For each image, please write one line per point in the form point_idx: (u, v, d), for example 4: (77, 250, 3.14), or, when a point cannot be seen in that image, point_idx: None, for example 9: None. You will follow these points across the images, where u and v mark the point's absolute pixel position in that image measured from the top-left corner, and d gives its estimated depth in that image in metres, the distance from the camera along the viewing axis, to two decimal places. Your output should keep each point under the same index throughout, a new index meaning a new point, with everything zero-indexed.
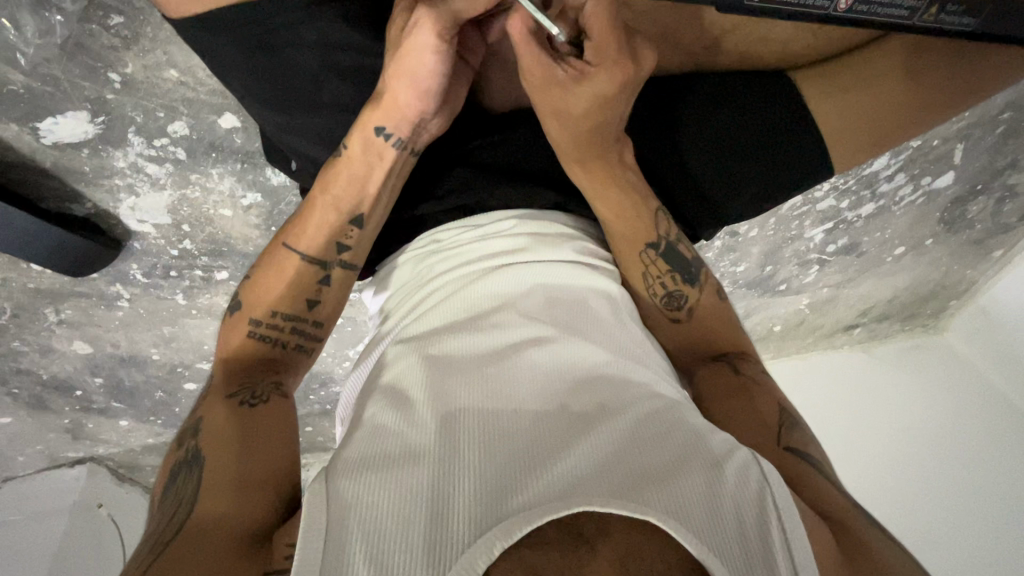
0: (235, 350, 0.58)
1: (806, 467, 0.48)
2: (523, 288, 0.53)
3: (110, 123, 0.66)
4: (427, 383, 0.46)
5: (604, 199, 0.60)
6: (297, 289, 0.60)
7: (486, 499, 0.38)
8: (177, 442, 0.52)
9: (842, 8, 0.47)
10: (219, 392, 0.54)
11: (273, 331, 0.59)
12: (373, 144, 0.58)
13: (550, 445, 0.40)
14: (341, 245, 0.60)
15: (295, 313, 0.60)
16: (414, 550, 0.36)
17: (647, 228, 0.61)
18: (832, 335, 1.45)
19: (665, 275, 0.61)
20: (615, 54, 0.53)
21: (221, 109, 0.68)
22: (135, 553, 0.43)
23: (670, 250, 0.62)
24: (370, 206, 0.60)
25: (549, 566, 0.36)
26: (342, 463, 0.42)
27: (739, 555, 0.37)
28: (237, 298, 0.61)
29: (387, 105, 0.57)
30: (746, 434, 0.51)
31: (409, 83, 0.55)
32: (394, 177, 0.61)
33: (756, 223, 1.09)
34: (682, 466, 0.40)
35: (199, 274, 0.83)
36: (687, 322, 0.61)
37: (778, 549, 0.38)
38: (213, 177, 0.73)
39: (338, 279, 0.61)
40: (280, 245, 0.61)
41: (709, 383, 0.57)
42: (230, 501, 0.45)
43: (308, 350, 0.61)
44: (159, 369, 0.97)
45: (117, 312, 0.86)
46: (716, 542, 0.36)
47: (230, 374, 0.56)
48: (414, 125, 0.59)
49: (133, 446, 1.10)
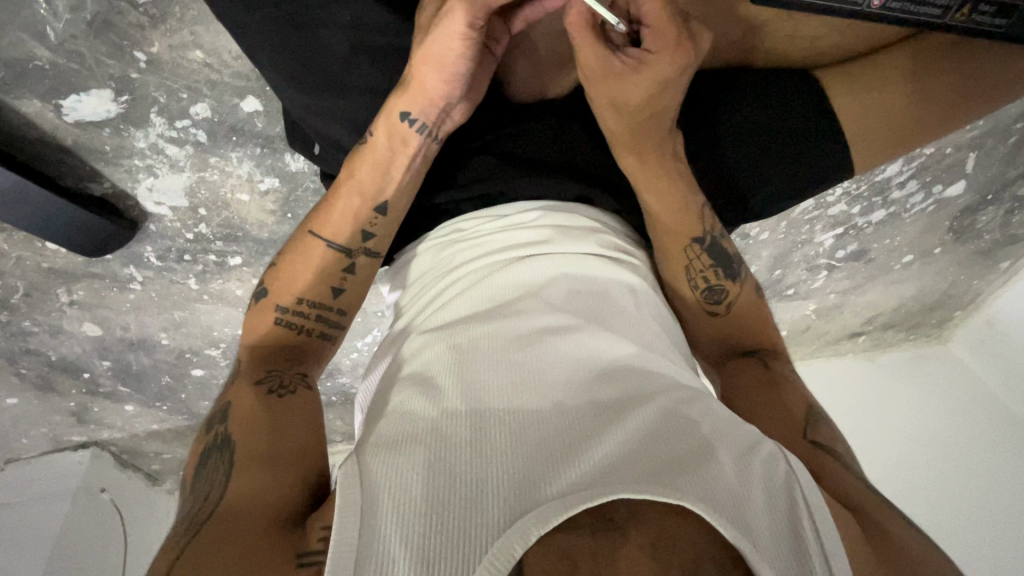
0: (262, 337, 0.58)
1: (831, 459, 0.49)
2: (550, 278, 0.53)
3: (133, 102, 0.66)
4: (455, 370, 0.46)
5: (656, 191, 0.60)
6: (321, 277, 0.60)
7: (519, 484, 0.38)
8: (205, 428, 0.52)
9: (876, 5, 0.50)
10: (247, 378, 0.55)
11: (298, 318, 0.60)
12: (399, 130, 0.58)
13: (581, 433, 0.41)
14: (366, 235, 0.61)
15: (319, 301, 0.60)
16: (448, 533, 0.36)
17: (693, 222, 0.61)
18: (837, 343, 1.45)
19: (708, 271, 0.62)
20: (672, 41, 0.54)
21: (244, 92, 0.68)
22: (169, 534, 0.43)
23: (713, 246, 0.63)
24: (392, 194, 0.60)
25: (583, 550, 0.36)
26: (372, 448, 0.42)
27: (772, 544, 0.37)
28: (263, 285, 0.61)
29: (413, 89, 0.58)
30: (775, 427, 0.52)
31: (437, 69, 0.56)
32: (417, 165, 0.61)
33: (768, 226, 1.10)
34: (712, 455, 0.40)
35: (213, 259, 0.83)
36: (724, 315, 0.63)
37: (809, 537, 0.37)
38: (232, 160, 0.73)
39: (363, 268, 0.62)
40: (305, 233, 0.61)
41: (739, 377, 0.58)
42: (260, 485, 0.45)
43: (331, 339, 0.62)
44: (168, 354, 0.97)
45: (129, 294, 0.86)
46: (750, 531, 0.37)
47: (257, 361, 0.57)
48: (439, 110, 0.59)
49: (137, 432, 1.10)
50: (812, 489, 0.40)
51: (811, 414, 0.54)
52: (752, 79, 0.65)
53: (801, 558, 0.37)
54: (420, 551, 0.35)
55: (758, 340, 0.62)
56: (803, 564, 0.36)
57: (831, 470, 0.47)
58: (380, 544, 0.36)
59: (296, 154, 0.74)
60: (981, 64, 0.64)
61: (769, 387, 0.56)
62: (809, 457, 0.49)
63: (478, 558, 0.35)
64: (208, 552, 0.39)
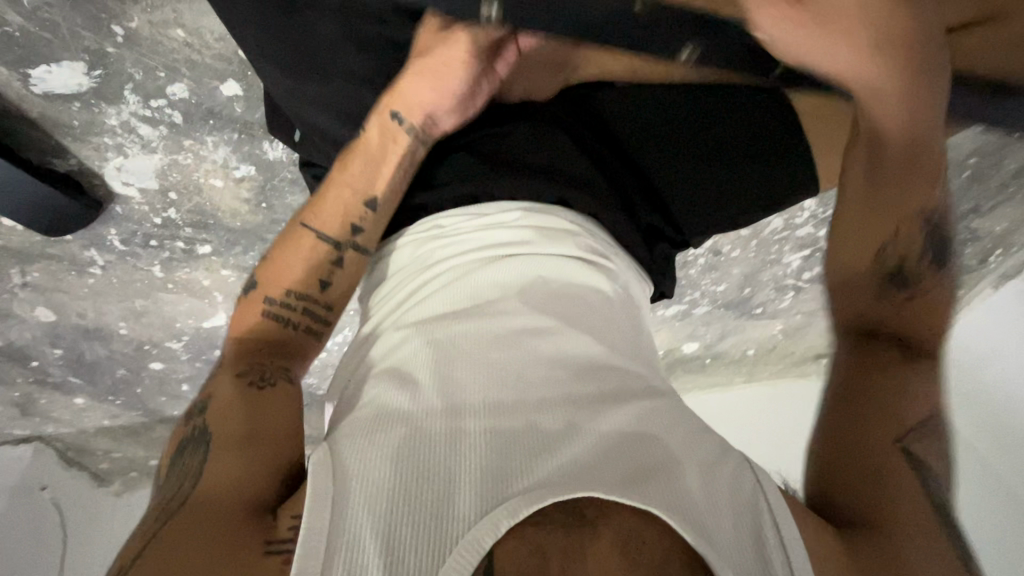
0: (247, 329, 0.57)
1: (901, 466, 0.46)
2: (527, 280, 0.54)
3: (107, 78, 0.65)
4: (433, 367, 0.48)
5: (864, 226, 0.57)
6: (312, 269, 0.60)
7: (490, 477, 0.39)
8: (182, 421, 0.50)
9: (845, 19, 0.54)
10: (229, 370, 0.53)
11: (285, 310, 0.58)
12: (389, 127, 0.60)
13: (554, 432, 0.42)
14: (356, 227, 0.61)
15: (306, 292, 0.59)
16: (419, 524, 0.37)
17: (890, 218, 0.57)
18: (800, 364, 1.50)
19: (855, 256, 0.58)
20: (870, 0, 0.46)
21: (224, 75, 0.66)
22: (141, 523, 0.42)
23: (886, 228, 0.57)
24: (382, 186, 0.61)
25: (555, 544, 0.37)
26: (344, 441, 0.43)
27: (733, 544, 0.38)
28: (254, 277, 0.60)
29: (403, 91, 0.60)
30: (864, 422, 0.49)
31: (430, 83, 0.59)
32: (407, 163, 0.62)
33: (739, 244, 1.12)
34: (681, 460, 0.41)
35: (181, 246, 0.81)
36: (911, 346, 0.54)
37: (772, 542, 0.39)
38: (207, 144, 0.71)
39: (353, 262, 0.61)
40: (297, 224, 0.61)
41: (870, 360, 0.53)
42: (234, 474, 0.43)
43: (317, 335, 0.60)
44: (126, 345, 0.93)
45: (88, 279, 0.83)
46: (713, 534, 0.37)
47: (240, 354, 0.55)
48: (427, 116, 0.60)
49: (86, 428, 1.05)
50: (775, 494, 0.41)
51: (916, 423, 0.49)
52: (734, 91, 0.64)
53: (763, 561, 0.38)
54: (392, 541, 0.37)
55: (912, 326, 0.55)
56: (763, 563, 0.38)
57: (893, 485, 0.45)
58: (351, 535, 0.37)
59: (274, 142, 0.73)
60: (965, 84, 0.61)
61: (878, 377, 0.51)
62: (877, 465, 0.46)
63: (446, 550, 0.36)
64: (179, 547, 0.38)
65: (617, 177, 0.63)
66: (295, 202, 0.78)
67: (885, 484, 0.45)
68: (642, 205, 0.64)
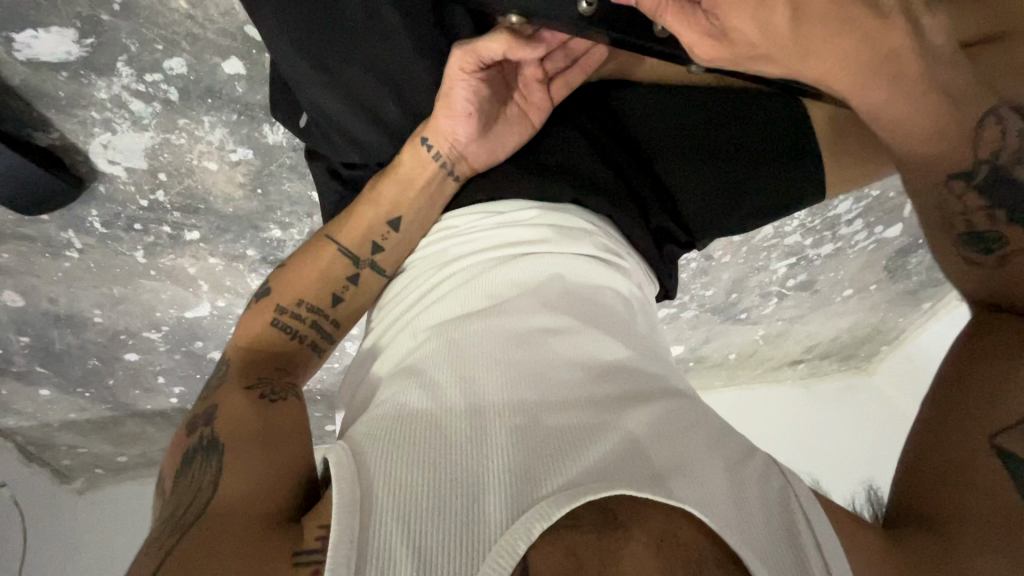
0: (255, 336, 0.59)
1: (990, 461, 0.38)
2: (545, 279, 0.53)
3: (99, 47, 0.61)
4: (452, 366, 0.47)
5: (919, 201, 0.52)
6: (326, 281, 0.62)
7: (519, 479, 0.38)
8: (188, 429, 0.51)
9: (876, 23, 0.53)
10: (236, 382, 0.54)
11: (294, 321, 0.60)
12: (418, 154, 0.61)
13: (582, 431, 0.41)
14: (375, 246, 0.62)
15: (319, 306, 0.61)
16: (450, 528, 0.36)
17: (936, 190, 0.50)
18: (778, 369, 1.54)
19: (930, 236, 0.51)
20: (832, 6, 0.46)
21: (226, 53, 0.64)
22: (149, 539, 0.41)
23: (940, 206, 0.50)
24: (407, 211, 0.62)
25: (588, 549, 0.36)
26: (365, 440, 0.42)
27: (768, 545, 0.37)
28: (268, 284, 0.62)
29: (437, 120, 0.61)
30: (957, 417, 0.41)
31: (452, 111, 0.60)
32: (435, 193, 0.63)
33: (729, 250, 1.14)
34: (707, 460, 0.40)
35: (167, 231, 0.80)
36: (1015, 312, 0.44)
37: (805, 536, 0.38)
38: (203, 125, 0.69)
39: (367, 280, 0.63)
40: (321, 235, 0.63)
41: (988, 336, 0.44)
42: (253, 489, 0.43)
43: (319, 351, 0.62)
44: (99, 334, 0.91)
45: (63, 262, 0.80)
46: (748, 536, 0.37)
47: (249, 363, 0.57)
48: (453, 147, 0.62)
49: (50, 422, 1.01)
50: (807, 495, 0.40)
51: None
52: (742, 103, 0.66)
53: (800, 563, 0.37)
54: (422, 547, 0.35)
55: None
56: (801, 565, 0.37)
57: (983, 487, 0.38)
58: (379, 541, 0.36)
59: (275, 126, 0.71)
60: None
61: (978, 361, 0.43)
62: (965, 462, 0.39)
63: (480, 556, 0.35)
64: (195, 558, 0.37)
65: (632, 179, 0.63)
66: (292, 188, 0.77)
67: (969, 483, 0.38)
68: (655, 206, 0.64)
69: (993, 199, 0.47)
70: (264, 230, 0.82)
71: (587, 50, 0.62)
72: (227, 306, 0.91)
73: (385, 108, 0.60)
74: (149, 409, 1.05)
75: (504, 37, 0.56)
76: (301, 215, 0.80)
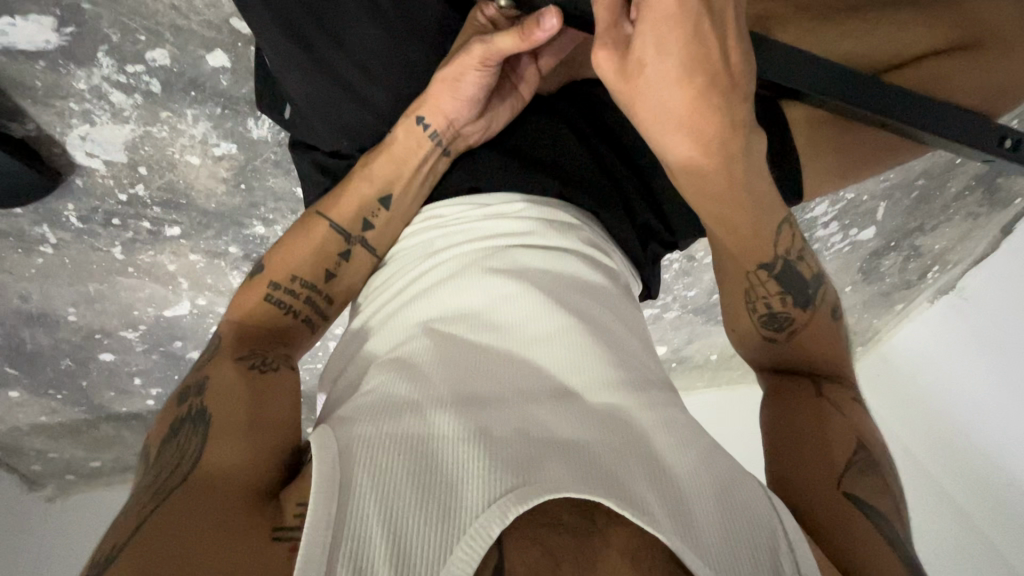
0: (247, 310, 0.59)
1: (862, 521, 0.42)
2: (530, 271, 0.54)
3: (79, 36, 0.61)
4: (438, 358, 0.47)
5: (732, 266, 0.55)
6: (318, 256, 0.61)
7: (497, 469, 0.39)
8: (178, 399, 0.51)
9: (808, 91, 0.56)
10: (228, 353, 0.54)
11: (289, 297, 0.60)
12: (414, 133, 0.61)
13: (564, 431, 0.42)
14: (367, 224, 0.62)
15: (313, 282, 0.61)
16: (428, 517, 0.36)
17: (763, 247, 0.53)
18: (757, 370, 1.57)
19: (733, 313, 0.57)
20: (709, 69, 0.45)
21: (212, 45, 0.64)
22: (130, 503, 0.42)
23: (747, 290, 0.55)
24: (400, 189, 0.62)
25: (561, 541, 0.37)
26: (349, 424, 0.42)
27: (743, 542, 0.39)
28: (261, 261, 0.62)
29: (435, 98, 0.60)
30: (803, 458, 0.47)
31: (455, 91, 0.59)
32: (426, 172, 0.63)
33: (711, 251, 1.16)
34: (685, 463, 0.42)
35: (146, 227, 0.78)
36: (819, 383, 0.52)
37: (780, 535, 0.40)
38: (186, 118, 0.69)
39: (359, 256, 0.62)
40: (314, 211, 0.63)
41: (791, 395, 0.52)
42: (238, 462, 0.43)
43: (314, 327, 0.62)
44: (73, 334, 0.88)
45: (37, 257, 0.78)
46: (717, 542, 0.38)
47: (240, 338, 0.56)
48: (451, 126, 0.61)
49: (20, 425, 0.99)
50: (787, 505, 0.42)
51: (847, 462, 0.46)
52: None
53: (772, 559, 0.38)
54: (399, 535, 0.36)
55: (805, 364, 0.54)
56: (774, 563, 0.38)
57: (864, 540, 0.41)
58: (356, 525, 0.36)
59: (259, 120, 0.71)
60: (968, 86, 0.64)
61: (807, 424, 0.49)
62: (839, 516, 0.43)
63: (455, 543, 0.36)
64: (172, 530, 0.37)
65: (619, 178, 0.65)
66: (277, 184, 0.76)
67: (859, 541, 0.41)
68: (640, 204, 0.65)
69: (782, 284, 0.55)
70: (247, 227, 0.81)
71: (580, 39, 0.63)
72: (208, 305, 0.90)
73: (373, 97, 0.61)
74: (124, 411, 1.02)
75: (514, 38, 0.54)
76: (285, 212, 0.80)
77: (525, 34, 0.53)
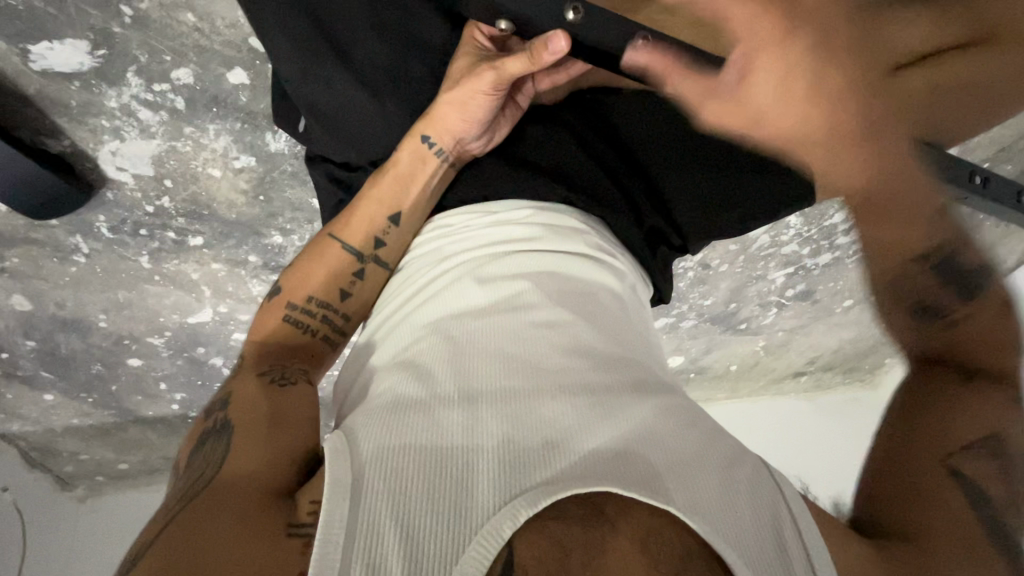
0: (266, 331, 0.61)
1: (953, 495, 0.41)
2: (538, 274, 0.55)
3: (111, 58, 0.65)
4: (448, 359, 0.47)
5: None
6: (333, 278, 0.63)
7: (508, 469, 0.39)
8: (206, 414, 0.53)
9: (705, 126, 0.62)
10: (251, 370, 0.56)
11: (305, 317, 0.62)
12: (420, 153, 0.63)
13: (573, 426, 0.42)
14: (377, 242, 0.64)
15: (328, 301, 0.63)
16: (440, 512, 0.37)
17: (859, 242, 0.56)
18: (780, 381, 1.53)
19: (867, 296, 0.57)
20: None
21: (231, 63, 0.67)
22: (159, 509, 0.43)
23: None
24: (409, 205, 0.64)
25: (574, 540, 0.37)
26: (359, 426, 0.43)
27: (756, 544, 0.38)
28: (277, 284, 0.64)
29: (441, 117, 0.62)
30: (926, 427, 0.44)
31: (461, 109, 0.61)
32: (432, 187, 0.65)
33: (727, 258, 1.15)
34: (694, 457, 0.41)
35: (172, 237, 0.82)
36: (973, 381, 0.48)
37: (792, 541, 0.38)
38: (209, 133, 0.72)
39: (372, 274, 0.64)
40: (324, 234, 0.65)
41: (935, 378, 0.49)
42: (256, 464, 0.45)
43: (332, 343, 0.64)
44: (104, 339, 0.93)
45: (71, 266, 0.83)
46: (734, 535, 0.38)
47: (261, 356, 0.58)
48: (456, 141, 0.63)
49: (54, 426, 1.04)
50: (795, 496, 0.41)
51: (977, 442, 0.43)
52: None
53: (783, 558, 0.38)
54: (412, 532, 0.36)
55: None
56: (786, 561, 0.38)
57: (947, 508, 0.41)
58: (369, 524, 0.36)
59: (277, 133, 0.74)
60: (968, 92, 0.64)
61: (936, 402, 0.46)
62: (931, 477, 0.42)
63: (467, 541, 0.36)
64: (196, 528, 0.39)
65: (626, 184, 0.65)
66: (294, 195, 0.79)
67: (938, 506, 0.41)
68: (649, 209, 0.65)
69: None
70: (266, 236, 0.84)
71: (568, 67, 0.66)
72: (229, 312, 0.93)
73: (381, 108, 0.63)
74: (151, 415, 1.07)
75: (526, 59, 0.57)
76: (302, 221, 0.83)
77: (535, 57, 0.56)
